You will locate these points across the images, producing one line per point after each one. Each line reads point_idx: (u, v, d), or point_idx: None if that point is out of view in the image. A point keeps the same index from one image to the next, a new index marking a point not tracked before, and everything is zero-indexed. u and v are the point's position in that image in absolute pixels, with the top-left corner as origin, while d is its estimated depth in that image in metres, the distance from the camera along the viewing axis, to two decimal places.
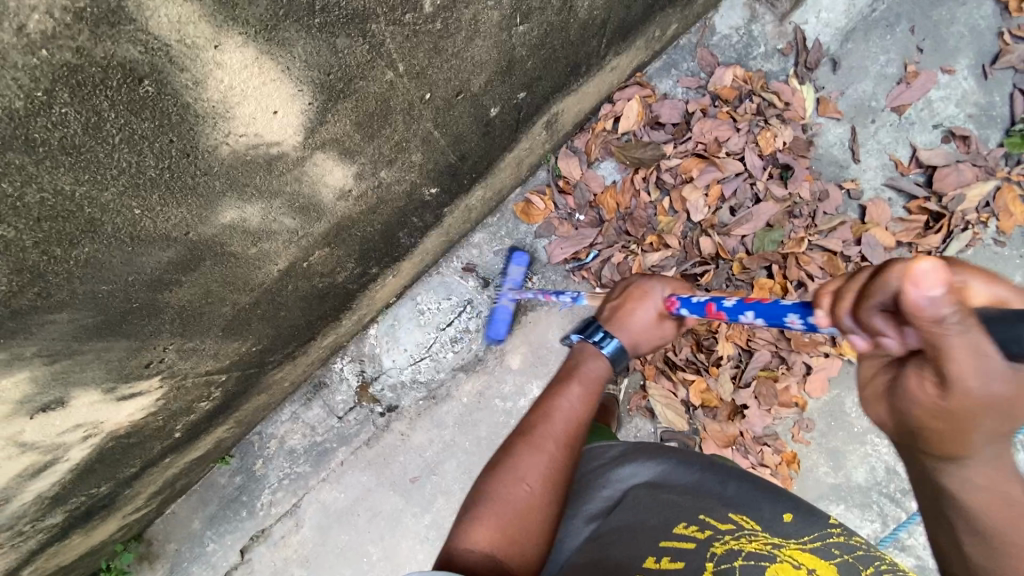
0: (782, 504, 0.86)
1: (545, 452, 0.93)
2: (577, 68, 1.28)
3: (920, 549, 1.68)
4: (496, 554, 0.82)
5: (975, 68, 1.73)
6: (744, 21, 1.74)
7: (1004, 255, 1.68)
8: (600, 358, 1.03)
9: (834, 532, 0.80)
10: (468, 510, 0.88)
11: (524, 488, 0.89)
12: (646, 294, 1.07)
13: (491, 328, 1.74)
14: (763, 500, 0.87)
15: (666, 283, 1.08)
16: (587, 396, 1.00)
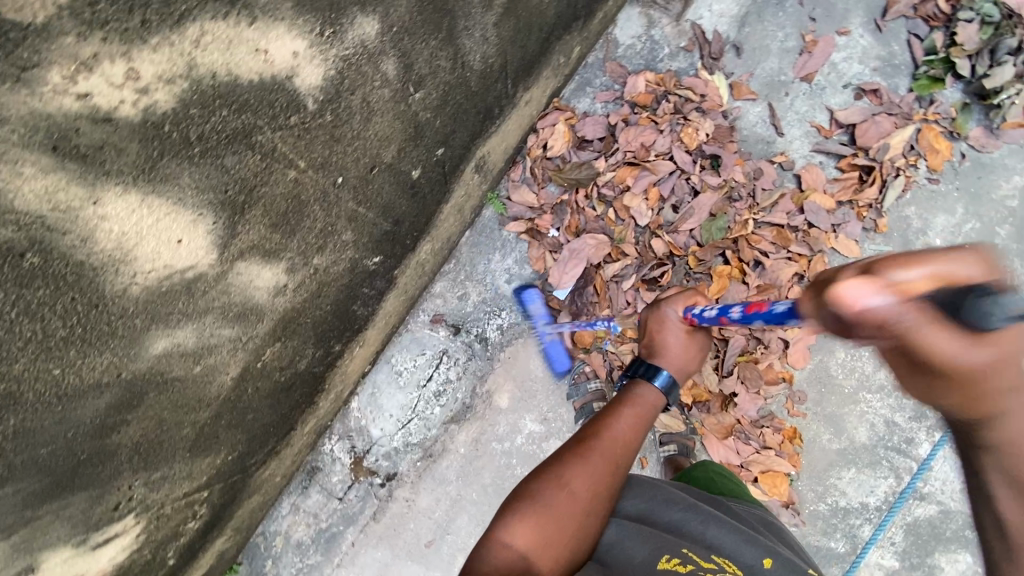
0: (765, 548, 0.85)
1: (593, 468, 0.91)
2: (491, 111, 1.31)
3: (940, 495, 1.68)
4: (529, 553, 0.81)
5: (869, 24, 1.80)
6: (643, 29, 1.81)
7: (942, 192, 1.73)
8: (657, 395, 1.02)
9: None
10: (513, 507, 0.87)
11: (569, 496, 0.87)
12: (664, 323, 1.05)
13: (552, 364, 1.74)
14: (744, 543, 0.86)
15: (676, 301, 1.05)
16: (639, 423, 0.99)
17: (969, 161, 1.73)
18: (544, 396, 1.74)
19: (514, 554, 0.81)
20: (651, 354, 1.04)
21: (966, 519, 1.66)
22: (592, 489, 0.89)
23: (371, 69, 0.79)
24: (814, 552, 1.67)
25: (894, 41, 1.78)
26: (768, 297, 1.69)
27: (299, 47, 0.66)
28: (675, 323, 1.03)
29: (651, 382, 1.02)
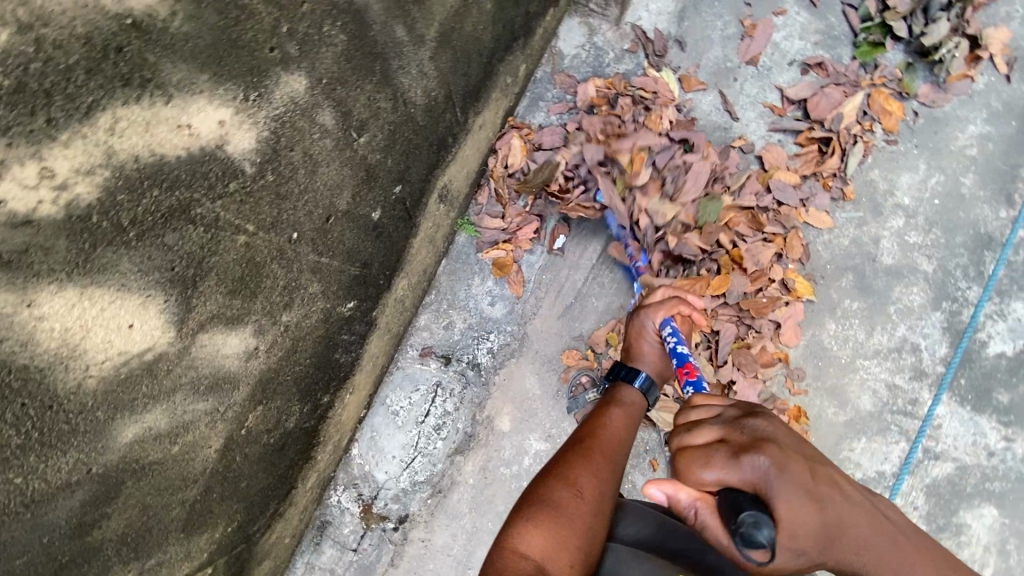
0: None
1: (595, 465, 0.90)
2: (444, 141, 1.31)
3: (954, 451, 1.66)
4: (544, 559, 0.76)
5: (803, 1, 1.83)
6: (585, 38, 1.83)
7: (901, 152, 1.75)
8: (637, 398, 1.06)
9: None
10: (519, 514, 0.83)
11: (577, 494, 0.84)
12: (641, 333, 1.11)
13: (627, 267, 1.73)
14: None
15: (654, 312, 1.11)
16: (631, 422, 1.01)
17: (922, 118, 1.76)
18: (545, 414, 1.71)
19: (530, 560, 0.76)
20: (631, 359, 1.11)
21: (984, 471, 1.65)
22: (597, 490, 0.86)
23: (307, 124, 0.79)
24: None
25: (830, 14, 1.82)
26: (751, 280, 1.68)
27: (225, 116, 0.65)
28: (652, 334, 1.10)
29: (631, 383, 1.06)
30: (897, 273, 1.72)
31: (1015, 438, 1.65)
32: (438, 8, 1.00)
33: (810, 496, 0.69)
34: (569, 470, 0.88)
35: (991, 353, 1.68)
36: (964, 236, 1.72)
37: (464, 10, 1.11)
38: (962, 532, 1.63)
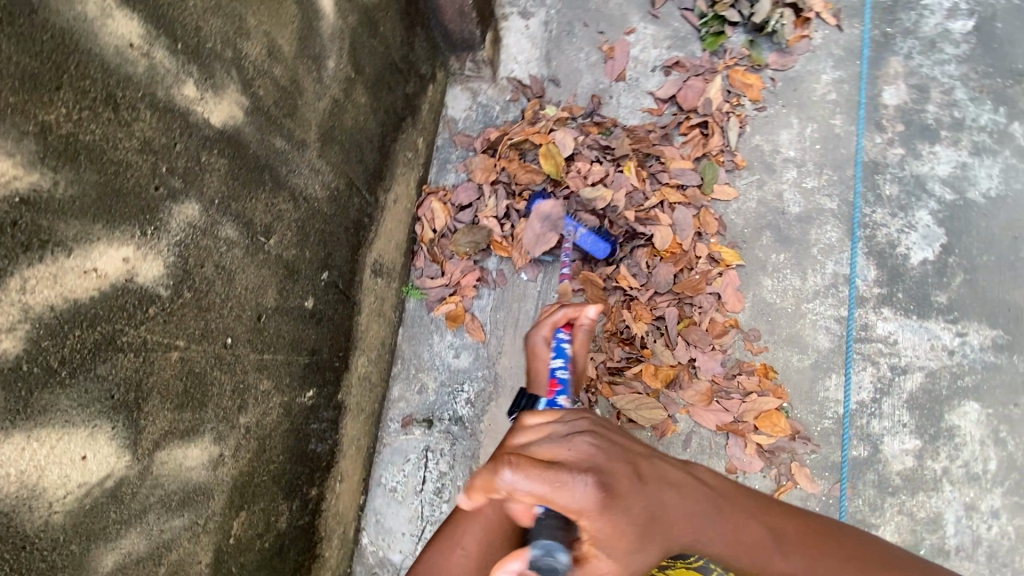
0: None
1: (482, 519, 0.91)
2: (360, 223, 1.43)
3: (920, 361, 1.73)
4: None
5: (646, 16, 2.06)
6: (470, 99, 2.01)
7: (773, 114, 1.93)
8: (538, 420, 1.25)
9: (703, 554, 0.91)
10: (423, 558, 0.97)
11: (462, 555, 0.91)
12: (535, 350, 1.39)
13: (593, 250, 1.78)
14: None
15: (540, 329, 1.41)
16: None
17: (779, 82, 1.95)
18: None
19: None
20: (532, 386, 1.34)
21: (952, 371, 1.71)
22: (481, 545, 0.90)
23: (211, 242, 0.89)
24: (841, 468, 1.68)
25: (672, 19, 2.04)
26: (681, 263, 1.79)
27: (127, 253, 0.74)
28: (542, 348, 1.38)
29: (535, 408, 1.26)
30: (808, 217, 1.85)
31: (967, 331, 1.74)
32: (310, 114, 1.13)
33: (618, 510, 0.61)
34: (459, 524, 0.94)
35: (916, 261, 1.79)
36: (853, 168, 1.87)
37: (337, 110, 1.24)
38: (953, 435, 1.68)
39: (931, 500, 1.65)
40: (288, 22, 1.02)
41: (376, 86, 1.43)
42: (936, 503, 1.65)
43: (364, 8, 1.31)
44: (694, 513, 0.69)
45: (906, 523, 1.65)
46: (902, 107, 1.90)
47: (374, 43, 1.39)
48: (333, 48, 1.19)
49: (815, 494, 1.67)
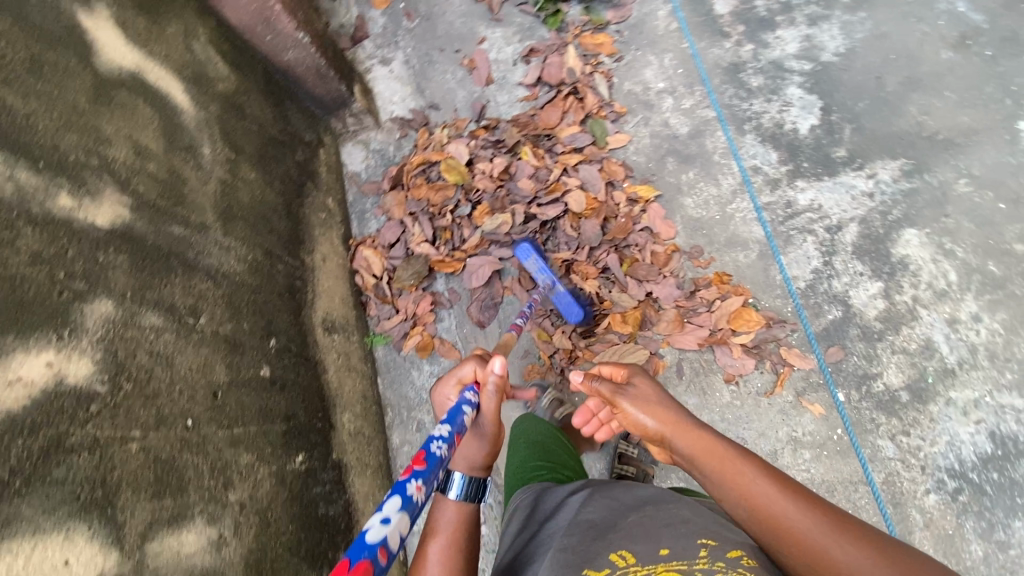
0: (664, 538, 0.79)
1: None
2: (292, 287, 1.46)
3: (848, 213, 1.82)
4: None
5: (490, 23, 2.21)
6: (363, 149, 2.08)
7: (631, 59, 2.07)
8: (456, 502, 0.99)
9: (707, 541, 0.76)
10: None
11: None
12: None
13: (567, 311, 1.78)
14: (660, 533, 0.80)
15: None
16: (454, 551, 0.95)
17: (625, 32, 2.11)
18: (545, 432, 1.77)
19: None
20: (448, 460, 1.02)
21: (880, 210, 1.81)
22: None
23: (136, 332, 0.93)
24: (824, 336, 1.74)
25: (513, 17, 2.20)
26: (604, 214, 1.88)
27: (49, 357, 0.79)
28: None
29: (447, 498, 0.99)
30: (699, 131, 1.96)
31: (876, 171, 1.84)
32: (201, 198, 1.19)
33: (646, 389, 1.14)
34: None
35: (806, 131, 1.91)
36: (718, 76, 2.01)
37: (228, 190, 1.30)
38: (908, 265, 1.75)
39: (917, 330, 1.70)
40: (149, 124, 1.11)
41: (263, 161, 1.51)
42: (922, 331, 1.70)
43: (222, 95, 1.40)
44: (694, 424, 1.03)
45: (904, 360, 1.69)
46: (735, 12, 2.08)
47: (246, 124, 1.48)
48: (204, 136, 1.27)
49: (814, 369, 1.71)
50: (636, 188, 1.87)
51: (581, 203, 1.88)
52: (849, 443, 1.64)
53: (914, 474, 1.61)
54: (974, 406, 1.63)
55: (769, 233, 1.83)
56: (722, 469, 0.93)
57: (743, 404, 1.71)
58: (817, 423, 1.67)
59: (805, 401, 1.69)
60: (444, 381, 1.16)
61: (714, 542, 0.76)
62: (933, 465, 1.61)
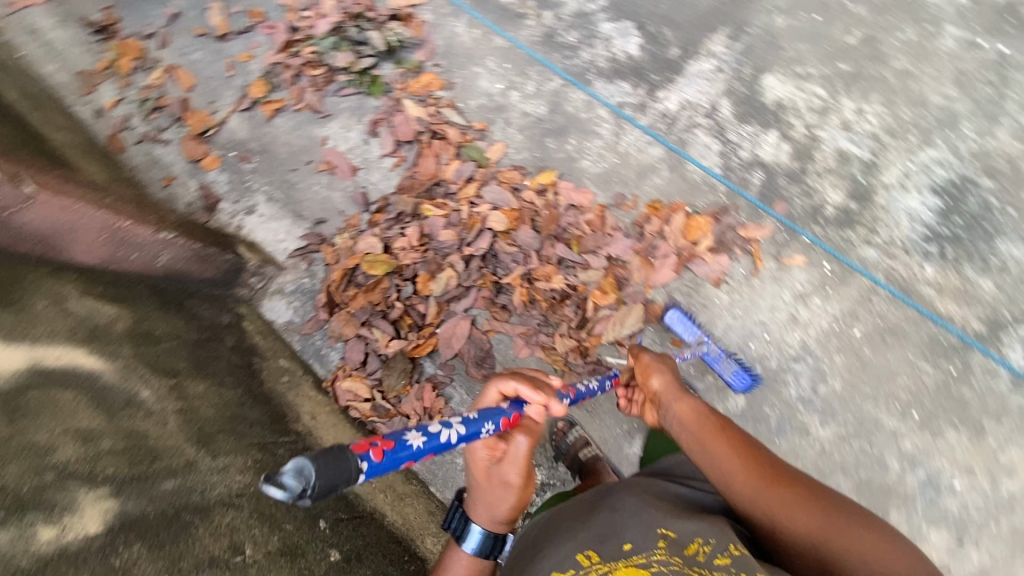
0: (677, 533, 0.89)
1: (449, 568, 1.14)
2: (305, 461, 1.38)
3: (713, 94, 1.95)
4: None
5: (322, 121, 2.21)
6: (281, 296, 2.01)
7: (462, 79, 2.13)
8: (471, 556, 1.11)
9: (710, 544, 0.86)
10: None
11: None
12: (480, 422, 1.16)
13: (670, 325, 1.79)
14: (676, 527, 0.91)
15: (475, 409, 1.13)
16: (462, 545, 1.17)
17: (441, 61, 2.16)
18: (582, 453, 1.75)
19: None
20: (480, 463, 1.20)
21: (735, 76, 1.95)
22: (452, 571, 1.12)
23: None
24: (763, 198, 1.84)
25: (338, 105, 2.20)
26: (528, 218, 1.92)
27: None
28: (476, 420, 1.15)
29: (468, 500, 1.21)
30: (556, 103, 2.04)
31: (712, 48, 1.99)
32: (171, 439, 1.10)
33: (675, 383, 1.29)
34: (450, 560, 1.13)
35: (638, 51, 2.04)
36: (541, 49, 2.10)
37: (190, 414, 1.21)
38: (785, 104, 1.90)
39: (826, 149, 1.84)
40: (76, 406, 1.02)
41: (201, 367, 1.42)
42: (830, 148, 1.84)
43: (126, 334, 1.30)
44: (703, 414, 1.17)
45: (834, 178, 1.82)
46: None
47: (164, 344, 1.38)
48: (134, 381, 1.18)
49: (774, 230, 1.80)
50: (539, 179, 1.94)
51: (504, 219, 1.91)
52: (840, 270, 1.75)
53: (903, 259, 1.73)
54: (906, 178, 1.78)
55: (665, 148, 1.93)
56: (711, 439, 1.10)
57: (741, 294, 1.78)
58: (806, 270, 1.76)
59: (786, 259, 1.78)
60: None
61: (672, 532, 0.89)
62: (911, 243, 1.73)
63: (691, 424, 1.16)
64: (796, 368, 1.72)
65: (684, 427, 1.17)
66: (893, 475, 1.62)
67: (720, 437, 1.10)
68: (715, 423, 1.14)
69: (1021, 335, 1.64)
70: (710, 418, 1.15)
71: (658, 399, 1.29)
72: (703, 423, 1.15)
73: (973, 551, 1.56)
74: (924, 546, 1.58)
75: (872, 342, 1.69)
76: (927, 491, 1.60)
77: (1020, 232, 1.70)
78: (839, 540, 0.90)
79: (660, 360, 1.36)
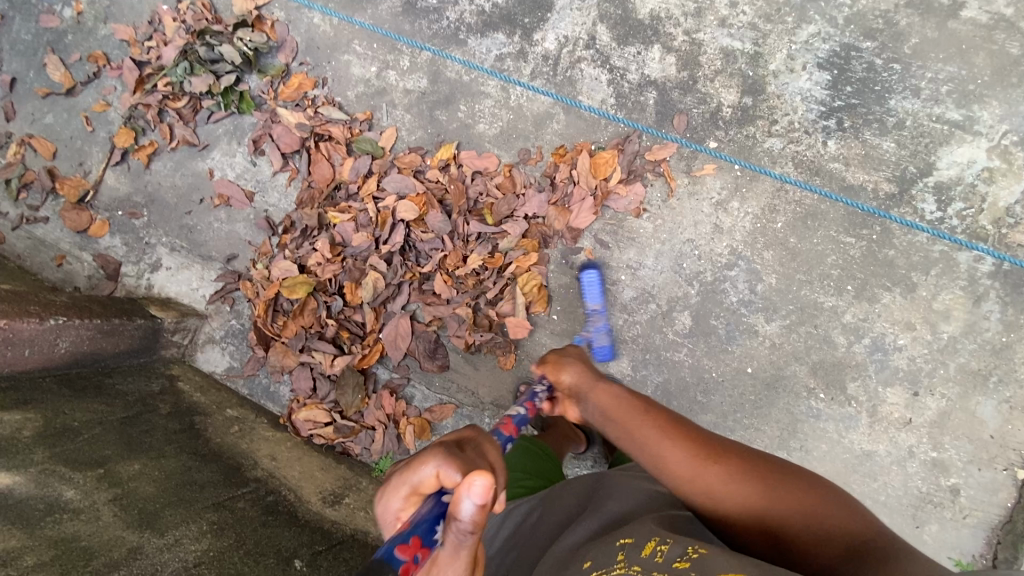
0: (644, 538, 0.91)
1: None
2: (269, 506, 1.35)
3: (588, 22, 1.87)
4: None
5: (203, 154, 2.07)
6: (214, 344, 1.94)
7: (333, 72, 2.01)
8: None
9: (670, 545, 0.88)
10: None
11: None
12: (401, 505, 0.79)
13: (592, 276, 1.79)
14: (642, 534, 0.93)
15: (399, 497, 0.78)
16: None
17: (306, 58, 2.02)
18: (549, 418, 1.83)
19: None
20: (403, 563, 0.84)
21: None
22: None
23: None
24: (661, 118, 1.81)
25: (214, 133, 2.06)
26: (437, 198, 1.86)
27: None
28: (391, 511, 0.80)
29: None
30: (435, 72, 1.95)
31: None
32: (110, 532, 1.05)
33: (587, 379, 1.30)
34: None
35: None
36: (403, 20, 1.98)
37: (126, 499, 1.15)
38: (660, 15, 1.83)
39: (710, 51, 1.80)
40: None
41: (134, 445, 1.35)
42: (713, 48, 1.80)
43: (37, 437, 1.22)
44: (624, 411, 1.16)
45: (724, 78, 1.79)
46: None
47: (84, 433, 1.30)
48: (55, 484, 1.11)
49: (679, 146, 1.78)
50: (435, 156, 1.87)
51: (412, 206, 1.84)
52: (750, 169, 1.74)
53: (806, 142, 1.73)
54: (792, 60, 1.76)
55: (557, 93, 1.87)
56: (642, 434, 1.10)
57: (663, 219, 1.78)
58: (719, 178, 1.76)
59: (696, 171, 1.77)
60: (395, 482, 0.81)
61: (630, 540, 0.92)
62: (810, 124, 1.74)
63: (616, 423, 1.16)
64: (731, 275, 1.73)
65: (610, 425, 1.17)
66: (842, 351, 1.67)
67: (652, 425, 1.11)
68: (640, 411, 1.14)
69: (929, 185, 1.68)
70: (634, 409, 1.15)
71: (576, 392, 1.30)
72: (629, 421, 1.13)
73: (928, 399, 1.63)
74: (884, 408, 1.65)
75: (795, 231, 1.71)
76: (876, 357, 1.66)
77: (909, 86, 1.71)
78: (780, 515, 0.95)
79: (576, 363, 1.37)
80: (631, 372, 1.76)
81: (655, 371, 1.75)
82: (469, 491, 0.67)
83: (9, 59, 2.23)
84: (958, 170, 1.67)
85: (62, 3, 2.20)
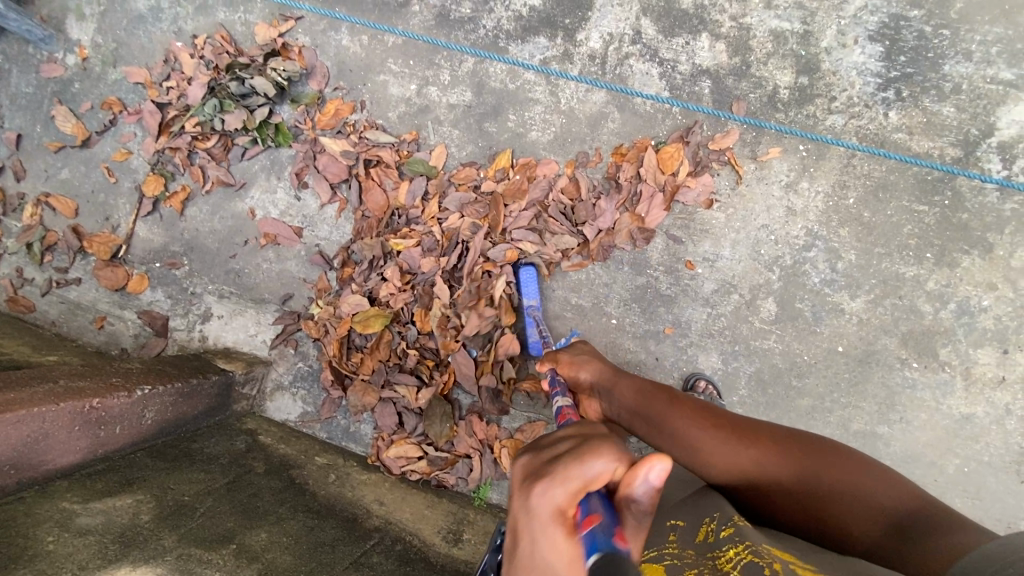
0: (696, 518, 0.98)
1: None
2: (402, 556, 1.30)
3: (631, 16, 1.82)
4: None
5: (241, 193, 1.97)
6: (285, 391, 1.86)
7: (371, 95, 1.93)
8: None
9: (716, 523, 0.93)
10: None
11: None
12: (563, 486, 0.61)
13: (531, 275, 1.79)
14: (697, 512, 1.00)
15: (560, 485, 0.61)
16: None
17: (340, 83, 1.94)
18: None
19: None
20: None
21: None
22: None
23: None
24: (718, 107, 1.79)
25: (250, 170, 1.97)
26: (502, 210, 1.81)
27: None
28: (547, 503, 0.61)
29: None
30: (479, 83, 1.88)
31: None
32: None
33: (608, 372, 1.34)
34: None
35: None
36: (437, 32, 1.90)
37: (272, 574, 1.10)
38: (703, 3, 1.80)
39: (760, 34, 1.77)
40: None
41: (251, 512, 1.27)
42: (762, 31, 1.77)
43: (158, 520, 1.14)
44: (651, 403, 1.22)
45: (777, 60, 1.77)
46: None
47: (199, 507, 1.22)
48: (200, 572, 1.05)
49: (741, 132, 1.77)
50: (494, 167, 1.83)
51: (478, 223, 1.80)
52: (816, 149, 1.74)
53: (867, 116, 1.73)
54: (843, 35, 1.75)
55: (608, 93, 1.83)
56: (670, 421, 1.17)
57: (734, 207, 1.76)
58: (785, 160, 1.75)
59: (762, 156, 1.75)
60: (555, 471, 0.63)
61: (681, 522, 0.98)
62: (869, 97, 1.74)
63: (638, 416, 1.23)
64: (811, 256, 1.72)
65: (632, 416, 1.24)
66: (930, 318, 1.68)
67: (676, 412, 1.18)
68: (666, 400, 1.21)
69: (993, 145, 1.69)
70: (657, 399, 1.22)
71: (598, 387, 1.33)
72: (656, 412, 1.20)
73: (1018, 355, 1.65)
74: (977, 369, 1.66)
75: (868, 205, 1.71)
76: (964, 320, 1.67)
77: (962, 50, 1.70)
78: (815, 481, 1.02)
79: (592, 356, 1.42)
80: (722, 366, 1.75)
81: (746, 362, 1.74)
82: (652, 473, 0.59)
83: (11, 116, 2.09)
84: (1018, 128, 1.68)
85: (64, 49, 2.06)
